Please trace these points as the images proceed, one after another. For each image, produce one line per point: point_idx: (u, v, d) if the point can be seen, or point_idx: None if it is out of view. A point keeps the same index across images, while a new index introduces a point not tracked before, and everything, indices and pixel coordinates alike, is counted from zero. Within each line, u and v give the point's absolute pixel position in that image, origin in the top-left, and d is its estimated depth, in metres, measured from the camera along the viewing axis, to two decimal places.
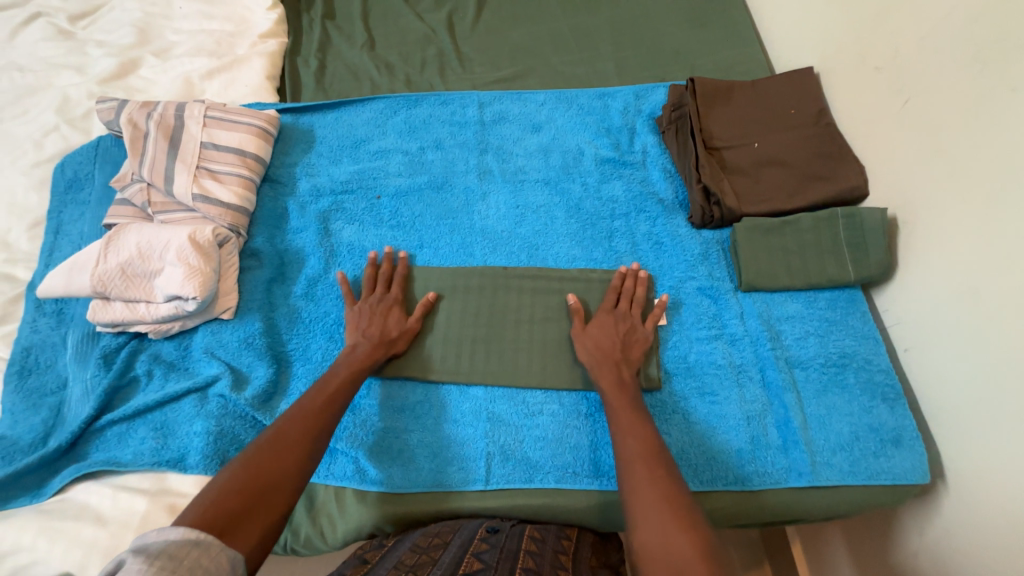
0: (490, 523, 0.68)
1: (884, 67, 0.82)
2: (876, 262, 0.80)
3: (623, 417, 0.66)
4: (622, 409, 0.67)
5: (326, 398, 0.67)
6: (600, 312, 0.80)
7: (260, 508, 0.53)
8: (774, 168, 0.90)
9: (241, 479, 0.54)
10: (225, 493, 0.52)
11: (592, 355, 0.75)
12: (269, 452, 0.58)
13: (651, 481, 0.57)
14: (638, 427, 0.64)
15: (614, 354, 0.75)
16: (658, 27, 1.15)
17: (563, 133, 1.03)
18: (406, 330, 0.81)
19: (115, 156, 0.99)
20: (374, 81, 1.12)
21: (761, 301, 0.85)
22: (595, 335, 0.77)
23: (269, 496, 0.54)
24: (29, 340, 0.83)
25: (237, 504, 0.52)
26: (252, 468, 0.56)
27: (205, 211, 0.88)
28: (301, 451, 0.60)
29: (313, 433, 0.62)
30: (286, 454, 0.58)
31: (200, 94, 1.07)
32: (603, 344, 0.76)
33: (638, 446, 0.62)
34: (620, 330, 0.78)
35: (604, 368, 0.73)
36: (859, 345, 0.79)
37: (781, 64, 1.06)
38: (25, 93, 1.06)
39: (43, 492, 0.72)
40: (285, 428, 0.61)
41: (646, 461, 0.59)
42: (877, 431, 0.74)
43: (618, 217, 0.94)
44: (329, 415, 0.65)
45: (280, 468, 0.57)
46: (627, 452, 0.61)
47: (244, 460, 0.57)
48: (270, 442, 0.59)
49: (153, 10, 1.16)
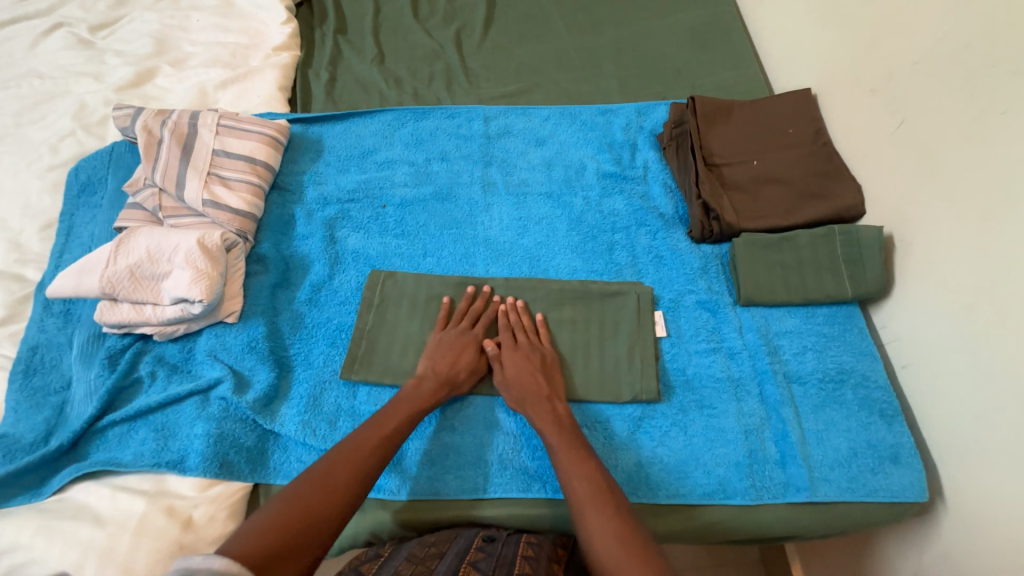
0: (487, 532, 0.68)
1: (879, 90, 0.84)
2: (873, 279, 0.81)
3: (565, 458, 0.66)
4: (566, 449, 0.67)
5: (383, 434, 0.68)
6: (510, 349, 0.79)
7: (297, 550, 0.54)
8: (773, 186, 0.92)
9: (287, 516, 0.56)
10: (270, 529, 0.54)
11: (516, 400, 0.75)
12: (316, 493, 0.59)
13: (603, 522, 0.59)
14: (587, 466, 0.65)
15: (541, 390, 0.75)
16: (660, 47, 1.18)
17: (566, 147, 1.06)
18: (476, 374, 0.79)
19: (128, 161, 1.01)
20: (383, 94, 1.15)
21: (760, 315, 0.86)
22: (513, 380, 0.76)
23: (308, 539, 0.55)
24: (36, 339, 0.84)
25: (279, 542, 0.53)
26: (297, 507, 0.57)
27: (214, 216, 0.89)
28: (343, 494, 0.60)
29: (358, 476, 0.63)
30: (331, 496, 0.59)
31: (213, 103, 1.10)
32: (522, 385, 0.75)
33: (589, 486, 0.63)
34: (532, 362, 0.78)
35: (535, 407, 0.73)
36: (857, 361, 0.80)
37: (779, 85, 1.09)
38: (44, 99, 1.09)
39: (41, 491, 0.73)
40: (332, 469, 0.62)
41: (598, 502, 0.61)
42: (874, 448, 0.74)
43: (619, 230, 0.96)
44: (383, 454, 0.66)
45: (323, 511, 0.58)
46: (580, 493, 0.62)
47: (291, 497, 0.58)
48: (317, 482, 0.60)
49: (171, 22, 1.20)
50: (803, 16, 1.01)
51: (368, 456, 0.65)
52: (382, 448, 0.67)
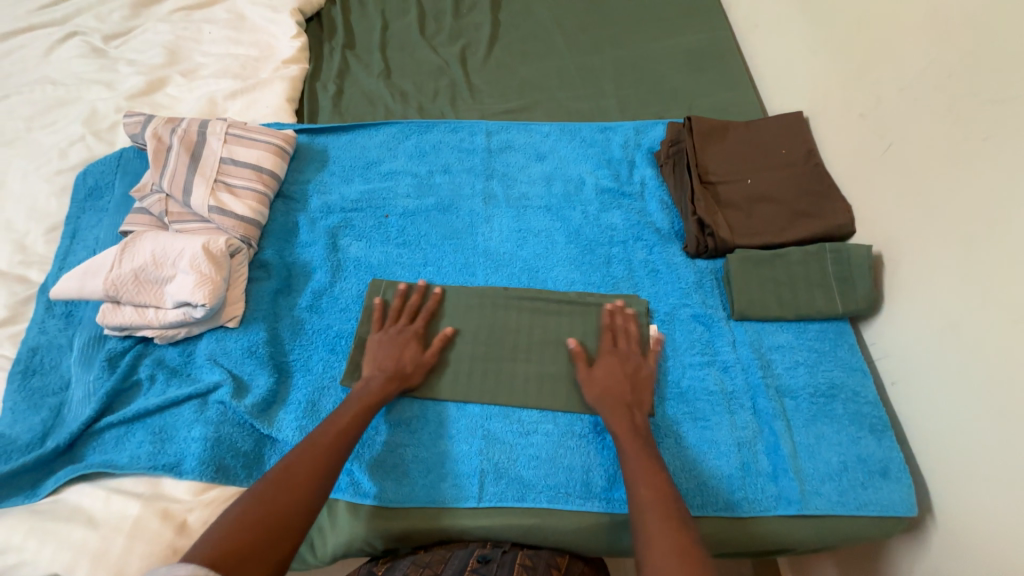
0: (481, 551, 0.69)
1: (867, 114, 0.87)
2: (863, 296, 0.83)
3: (635, 463, 0.68)
4: (636, 454, 0.69)
5: (338, 430, 0.70)
6: (603, 352, 0.81)
7: (267, 547, 0.57)
8: (766, 204, 0.94)
9: (253, 516, 0.58)
10: (236, 531, 0.56)
11: (598, 397, 0.77)
12: (280, 490, 0.61)
13: (664, 529, 0.60)
14: (655, 473, 0.67)
15: (624, 396, 0.76)
16: (658, 68, 1.22)
17: (566, 163, 1.09)
18: (423, 364, 0.81)
19: (136, 167, 1.03)
20: (388, 107, 1.18)
21: (753, 330, 0.87)
22: (600, 380, 0.78)
23: (279, 535, 0.58)
24: (36, 340, 0.85)
25: (247, 541, 0.56)
26: (261, 506, 0.59)
27: (219, 222, 0.91)
28: (307, 489, 0.63)
29: (319, 471, 0.65)
30: (295, 492, 0.62)
31: (222, 113, 1.12)
32: (609, 387, 0.77)
33: (653, 493, 0.64)
34: (625, 370, 0.79)
35: (615, 409, 0.75)
36: (847, 377, 0.81)
37: (774, 107, 1.13)
38: (55, 105, 1.11)
39: (36, 492, 0.72)
40: (293, 465, 0.64)
41: (659, 509, 0.62)
42: (865, 462, 0.75)
43: (616, 244, 0.98)
44: (337, 451, 0.68)
45: (289, 506, 0.61)
46: (642, 497, 0.64)
47: (255, 497, 0.60)
48: (281, 479, 0.62)
49: (183, 34, 1.23)
50: (795, 43, 1.06)
51: (329, 451, 0.67)
52: (341, 442, 0.69)
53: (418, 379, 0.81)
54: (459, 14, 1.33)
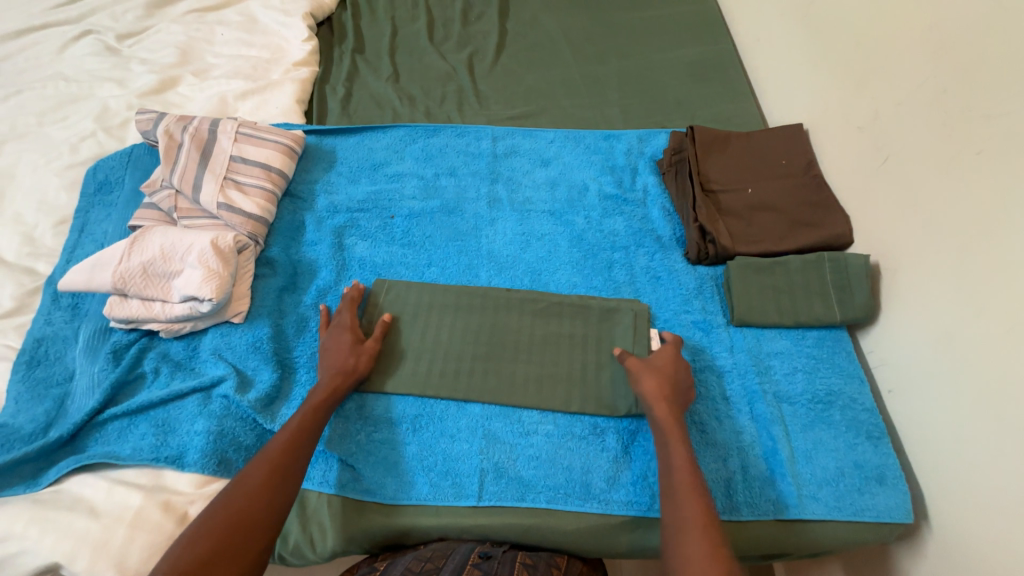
0: (481, 548, 0.69)
1: (865, 127, 0.90)
2: (861, 304, 0.84)
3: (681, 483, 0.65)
4: (681, 467, 0.66)
5: (291, 435, 0.69)
6: (669, 346, 0.81)
7: (233, 551, 0.58)
8: (765, 213, 0.96)
9: (213, 523, 0.59)
10: (197, 539, 0.57)
11: (657, 386, 0.75)
12: (237, 495, 0.62)
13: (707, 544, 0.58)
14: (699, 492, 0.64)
15: (677, 393, 0.75)
16: (662, 79, 1.24)
17: (570, 169, 1.10)
18: (368, 350, 0.81)
19: (146, 163, 1.04)
20: (396, 110, 1.19)
21: (752, 336, 0.88)
22: (660, 369, 0.77)
23: (247, 536, 0.59)
24: (42, 331, 0.85)
25: (210, 547, 0.57)
26: (222, 513, 0.60)
27: (227, 219, 0.92)
28: (266, 494, 0.63)
29: (275, 476, 0.65)
30: (254, 495, 0.62)
31: (233, 113, 1.14)
32: (668, 379, 0.76)
33: (698, 509, 0.62)
34: (684, 373, 0.78)
35: (669, 404, 0.73)
36: (845, 384, 0.82)
37: (774, 119, 1.15)
38: (68, 101, 1.13)
39: (38, 482, 0.73)
40: (248, 474, 0.64)
41: (704, 523, 0.60)
42: (861, 469, 0.76)
43: (618, 249, 0.99)
44: (293, 455, 0.68)
45: (251, 509, 0.61)
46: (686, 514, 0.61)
47: (218, 505, 0.61)
48: (238, 485, 0.63)
49: (196, 35, 1.25)
50: (795, 58, 1.08)
51: (283, 453, 0.67)
52: (295, 447, 0.68)
53: (364, 364, 0.80)
54: (467, 22, 1.36)
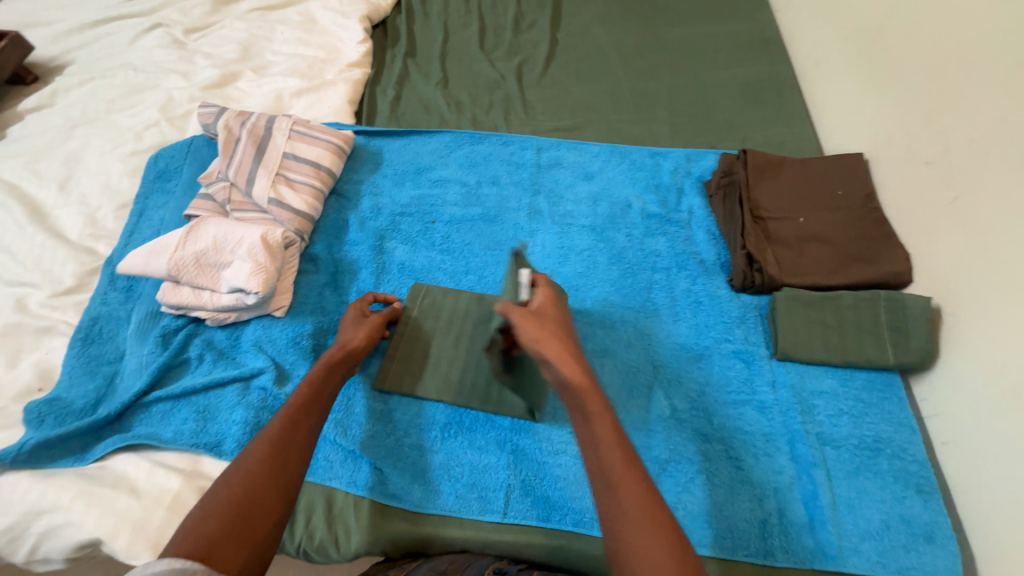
0: (497, 564, 0.68)
1: (933, 162, 0.85)
2: (917, 349, 0.80)
3: (617, 469, 0.58)
4: (611, 447, 0.59)
5: (288, 410, 0.69)
6: (546, 289, 0.73)
7: (240, 531, 0.57)
8: (818, 244, 0.92)
9: (220, 502, 0.59)
10: (203, 519, 0.57)
11: (559, 341, 0.67)
12: (240, 472, 0.62)
13: (653, 538, 0.53)
14: (634, 478, 0.58)
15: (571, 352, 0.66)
16: (714, 98, 1.22)
17: (613, 184, 1.09)
18: (370, 323, 0.83)
19: (204, 155, 1.08)
20: (443, 115, 1.21)
21: (796, 372, 0.85)
22: (553, 319, 0.70)
23: (254, 514, 0.59)
24: (98, 310, 0.89)
25: (217, 523, 0.57)
26: (226, 493, 0.60)
27: (276, 214, 0.95)
28: (267, 469, 0.63)
29: (276, 451, 0.64)
30: (258, 474, 0.62)
31: (287, 109, 1.17)
32: (563, 331, 0.69)
33: (639, 490, 0.57)
34: (561, 308, 0.73)
35: (576, 357, 0.66)
36: (895, 432, 0.78)
37: (830, 147, 1.11)
38: (135, 90, 1.18)
39: (84, 457, 0.75)
40: (249, 450, 0.64)
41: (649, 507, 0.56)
42: (909, 524, 0.72)
43: (659, 270, 0.97)
44: (294, 429, 0.67)
45: (257, 486, 0.61)
46: (628, 511, 0.55)
47: (222, 484, 0.61)
48: (241, 463, 0.63)
49: (258, 32, 1.30)
50: (858, 84, 1.04)
51: (282, 428, 0.67)
52: (293, 422, 0.68)
53: (360, 336, 0.80)
54: (518, 31, 1.36)
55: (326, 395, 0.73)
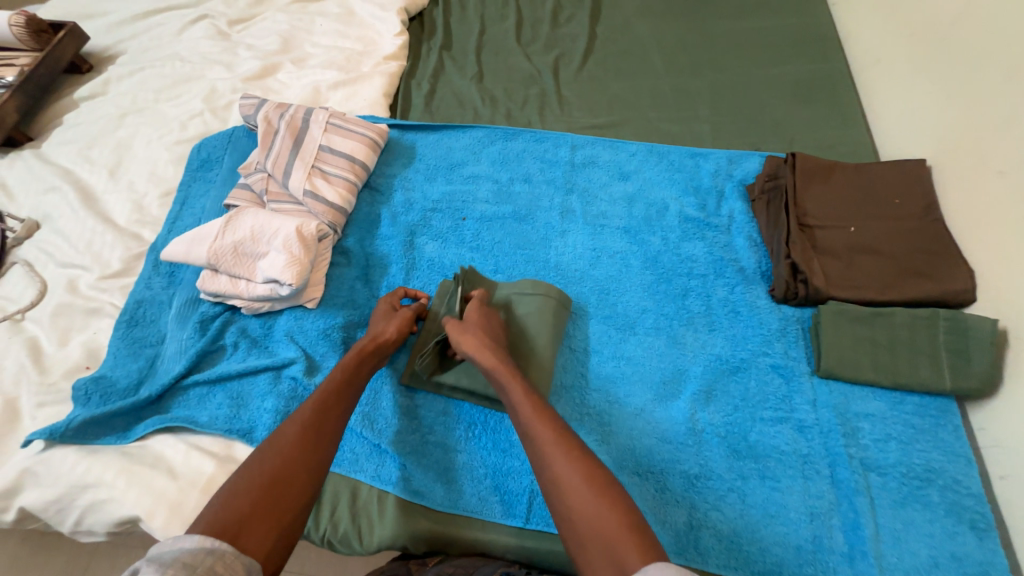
0: (507, 568, 0.67)
1: (1007, 172, 0.78)
2: (978, 375, 0.74)
3: (524, 408, 0.65)
4: (521, 404, 0.66)
5: (321, 396, 0.70)
6: (479, 295, 0.83)
7: (269, 512, 0.58)
8: (870, 256, 0.86)
9: (251, 481, 0.60)
10: (235, 496, 0.58)
11: (480, 337, 0.75)
12: (273, 453, 0.63)
13: (565, 464, 0.59)
14: (544, 414, 0.64)
15: (492, 344, 0.75)
16: (760, 97, 1.16)
17: (650, 185, 1.05)
18: (399, 318, 0.83)
19: (244, 145, 1.11)
20: (477, 110, 1.19)
21: (839, 391, 0.80)
22: (477, 321, 0.78)
23: (283, 496, 0.60)
24: (142, 294, 0.93)
25: (248, 501, 0.58)
26: (258, 472, 0.61)
27: (311, 206, 0.96)
28: (299, 453, 0.64)
29: (308, 434, 0.66)
30: (290, 456, 0.63)
31: (324, 102, 1.18)
32: (485, 330, 0.77)
33: (552, 431, 0.62)
34: (491, 314, 0.81)
35: (494, 348, 0.74)
36: (947, 462, 0.74)
37: (887, 152, 1.04)
38: (181, 80, 1.21)
39: (126, 435, 0.79)
40: (282, 431, 0.66)
41: (565, 445, 0.60)
42: (961, 562, 0.67)
43: (695, 276, 0.93)
44: (325, 417, 0.68)
45: (287, 468, 0.62)
46: (543, 441, 0.61)
47: (254, 464, 0.62)
48: (273, 444, 0.64)
49: (298, 24, 1.31)
50: (922, 85, 0.96)
51: (314, 414, 0.68)
52: (324, 411, 0.69)
53: (391, 330, 0.81)
54: (557, 24, 1.33)
55: (355, 385, 0.74)
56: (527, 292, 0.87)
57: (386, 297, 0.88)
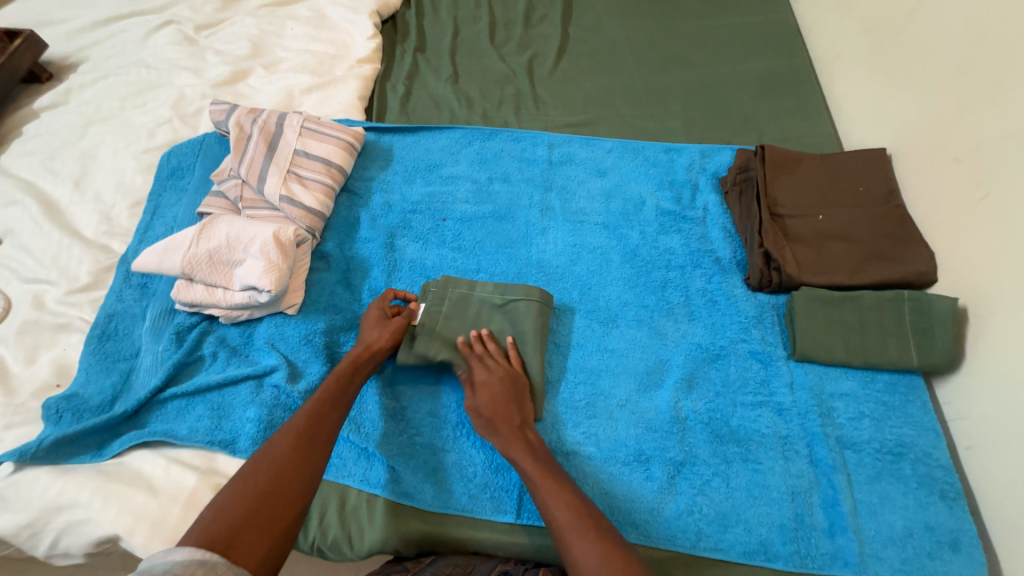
0: (503, 567, 0.69)
1: (962, 159, 0.82)
2: (943, 351, 0.78)
3: (541, 484, 0.66)
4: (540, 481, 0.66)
5: (315, 408, 0.69)
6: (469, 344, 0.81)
7: (262, 522, 0.58)
8: (838, 242, 0.90)
9: (244, 491, 0.59)
10: (227, 508, 0.58)
11: (505, 412, 0.74)
12: (265, 464, 0.63)
13: (586, 545, 0.60)
14: (563, 490, 0.65)
15: (514, 419, 0.74)
16: (730, 92, 1.19)
17: (627, 181, 1.07)
18: (393, 324, 0.82)
19: (216, 152, 1.08)
20: (453, 111, 1.19)
21: (814, 373, 0.83)
22: (486, 406, 0.74)
23: (277, 507, 0.59)
24: (114, 307, 0.90)
25: (241, 513, 0.57)
26: (250, 483, 0.60)
27: (287, 211, 0.94)
28: (293, 462, 0.63)
29: (302, 445, 0.65)
30: (283, 466, 0.63)
31: (298, 106, 1.17)
32: (498, 415, 0.74)
33: (569, 511, 0.63)
34: (505, 388, 0.77)
35: (508, 439, 0.71)
36: (918, 436, 0.77)
37: (850, 141, 1.09)
38: (147, 88, 1.18)
39: (102, 453, 0.76)
40: (275, 440, 0.65)
41: (579, 526, 0.62)
42: (933, 531, 0.70)
43: (674, 268, 0.95)
44: (318, 427, 0.68)
45: (280, 478, 0.62)
46: (561, 521, 0.63)
47: (247, 473, 0.62)
48: (265, 454, 0.64)
49: (268, 28, 1.29)
50: (880, 76, 1.01)
51: (307, 423, 0.67)
52: (319, 422, 0.68)
53: (386, 337, 0.80)
54: (529, 24, 1.34)
55: (351, 393, 0.74)
56: (510, 296, 0.87)
57: (381, 297, 0.87)
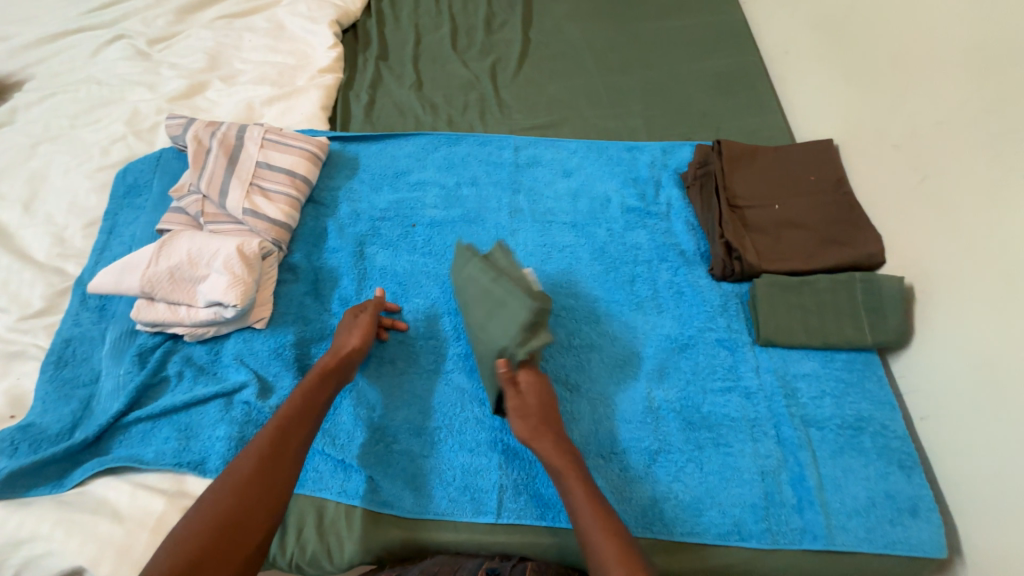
0: (490, 564, 0.69)
1: (901, 145, 0.87)
2: (894, 328, 0.82)
3: (587, 516, 0.64)
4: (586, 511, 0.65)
5: (281, 429, 0.68)
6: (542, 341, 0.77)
7: (222, 553, 0.56)
8: (794, 230, 0.94)
9: (202, 521, 0.58)
10: (183, 540, 0.56)
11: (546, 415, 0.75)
12: (225, 490, 0.61)
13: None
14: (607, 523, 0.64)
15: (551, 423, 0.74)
16: (688, 91, 1.23)
17: (592, 179, 1.09)
18: (362, 325, 0.82)
19: (174, 167, 1.06)
20: (419, 118, 1.20)
21: (778, 357, 0.86)
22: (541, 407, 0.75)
23: (237, 536, 0.58)
24: (70, 332, 0.87)
25: (199, 544, 0.56)
26: (211, 512, 0.59)
27: (251, 224, 0.93)
28: (255, 487, 0.62)
29: (264, 470, 0.64)
30: (245, 491, 0.61)
31: (259, 118, 1.15)
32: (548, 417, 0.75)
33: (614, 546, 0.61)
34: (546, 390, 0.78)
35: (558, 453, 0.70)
36: (876, 410, 0.81)
37: (801, 133, 1.13)
38: (99, 104, 1.15)
39: (63, 483, 0.73)
40: (237, 465, 0.64)
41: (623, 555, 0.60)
42: (893, 499, 0.74)
43: (641, 263, 0.98)
44: (284, 449, 0.66)
45: (241, 505, 0.60)
46: (606, 554, 0.61)
47: (206, 501, 0.60)
48: (226, 480, 0.62)
49: (225, 41, 1.27)
50: (825, 71, 1.06)
51: (270, 446, 0.66)
52: (283, 443, 0.67)
53: (355, 340, 0.80)
54: (490, 30, 1.36)
55: (319, 406, 0.73)
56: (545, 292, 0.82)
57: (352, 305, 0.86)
